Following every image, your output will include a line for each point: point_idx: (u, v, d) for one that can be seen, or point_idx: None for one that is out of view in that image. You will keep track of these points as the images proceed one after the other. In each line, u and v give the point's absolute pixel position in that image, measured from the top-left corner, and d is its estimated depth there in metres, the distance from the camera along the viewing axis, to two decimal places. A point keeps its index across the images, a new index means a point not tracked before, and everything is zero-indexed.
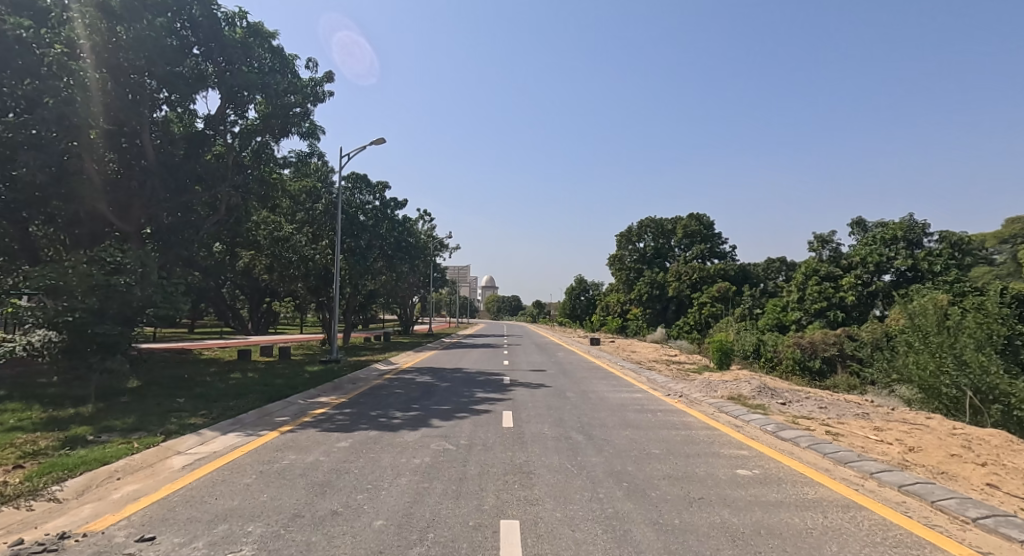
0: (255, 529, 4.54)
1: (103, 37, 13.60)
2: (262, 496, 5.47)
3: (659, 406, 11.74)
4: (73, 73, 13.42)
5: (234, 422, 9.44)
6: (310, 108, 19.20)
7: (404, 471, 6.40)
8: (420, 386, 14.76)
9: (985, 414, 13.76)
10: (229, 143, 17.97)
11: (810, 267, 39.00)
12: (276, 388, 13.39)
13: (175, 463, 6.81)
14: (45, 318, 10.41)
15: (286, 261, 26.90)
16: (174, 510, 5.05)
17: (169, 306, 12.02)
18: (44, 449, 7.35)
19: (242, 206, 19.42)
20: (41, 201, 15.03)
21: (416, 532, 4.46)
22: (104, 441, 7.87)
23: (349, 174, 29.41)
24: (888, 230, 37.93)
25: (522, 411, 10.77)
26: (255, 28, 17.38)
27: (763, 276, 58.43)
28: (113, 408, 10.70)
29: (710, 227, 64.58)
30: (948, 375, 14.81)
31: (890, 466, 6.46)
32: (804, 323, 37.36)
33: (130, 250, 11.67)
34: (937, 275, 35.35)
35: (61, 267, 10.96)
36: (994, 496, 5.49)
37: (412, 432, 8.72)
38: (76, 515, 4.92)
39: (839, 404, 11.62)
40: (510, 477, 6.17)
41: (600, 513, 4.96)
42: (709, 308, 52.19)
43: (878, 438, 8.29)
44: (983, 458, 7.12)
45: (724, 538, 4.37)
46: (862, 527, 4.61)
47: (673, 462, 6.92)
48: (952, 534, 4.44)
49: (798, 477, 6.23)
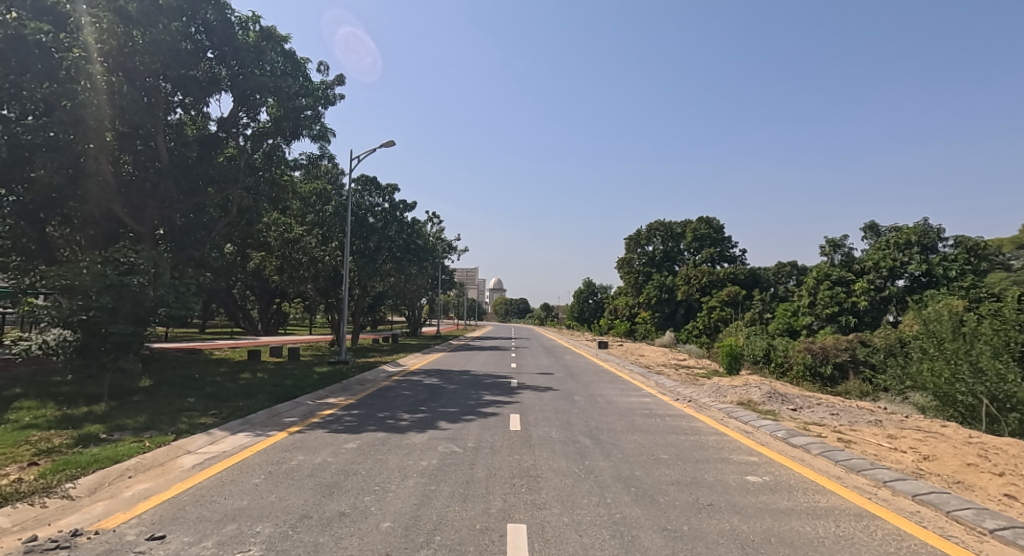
0: (264, 530, 4.54)
1: (119, 41, 13.86)
2: (270, 497, 5.49)
3: (668, 411, 11.65)
4: (89, 76, 13.55)
5: (243, 421, 9.50)
6: (321, 110, 19.42)
7: (412, 473, 6.42)
8: (428, 388, 14.73)
9: (1002, 423, 13.63)
10: (241, 145, 18.09)
11: (821, 272, 38.51)
12: (285, 389, 13.40)
13: (186, 463, 6.85)
14: (60, 317, 10.54)
15: (296, 262, 27.29)
16: (183, 509, 5.07)
17: (181, 306, 12.09)
18: (58, 447, 7.42)
19: (253, 207, 19.49)
20: (58, 202, 15.17)
21: (423, 535, 4.44)
22: (117, 440, 7.93)
23: (360, 175, 29.54)
24: (902, 235, 37.63)
25: (529, 415, 10.73)
26: (268, 31, 17.58)
27: (774, 280, 57.70)
28: (125, 407, 10.76)
29: (720, 231, 64.40)
30: (964, 382, 14.63)
31: (904, 475, 6.40)
32: (815, 328, 36.73)
33: (143, 251, 11.85)
34: (952, 280, 34.98)
35: (75, 267, 11.01)
36: (1012, 508, 5.40)
37: (420, 435, 8.70)
38: (88, 513, 4.96)
39: (850, 411, 11.48)
40: (518, 481, 6.15)
41: (608, 518, 4.93)
42: (719, 312, 51.60)
43: (892, 446, 8.20)
44: (1000, 467, 7.01)
45: (734, 545, 4.33)
46: (875, 537, 4.55)
47: (682, 468, 6.86)
48: (969, 546, 4.37)
49: (809, 485, 6.15)
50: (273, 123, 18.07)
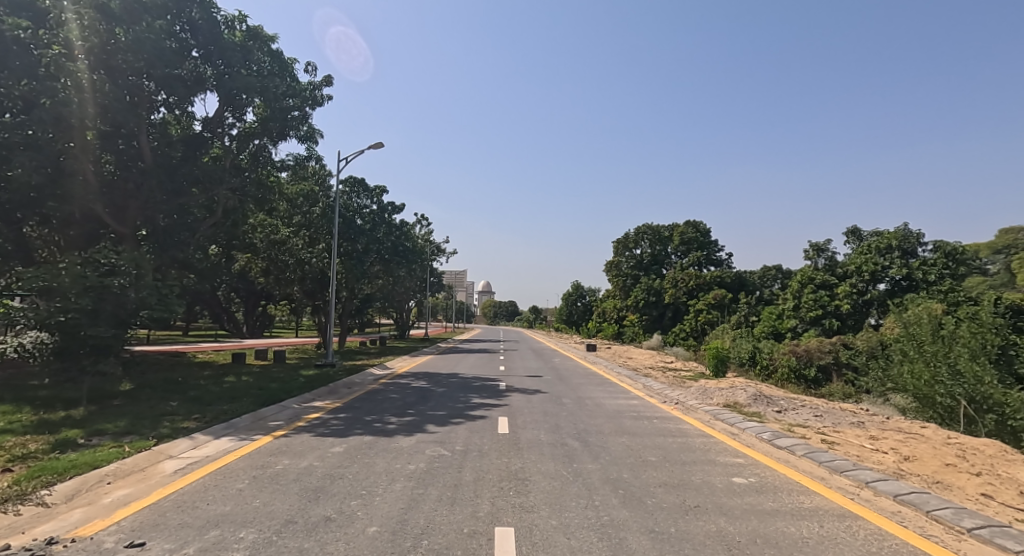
0: (248, 535, 4.46)
1: (101, 38, 13.63)
2: (255, 502, 5.39)
3: (654, 413, 11.66)
4: (71, 74, 13.33)
5: (227, 426, 9.34)
6: (308, 111, 19.23)
7: (399, 477, 6.34)
8: (416, 391, 14.63)
9: (978, 424, 13.86)
10: (227, 145, 17.95)
11: (805, 275, 38.75)
12: (271, 393, 13.24)
13: (167, 468, 6.71)
14: (37, 319, 10.28)
15: (282, 264, 26.97)
16: (165, 515, 4.97)
17: (164, 309, 11.95)
18: (33, 452, 7.26)
19: (238, 208, 19.21)
20: (36, 202, 14.82)
21: (410, 539, 4.38)
22: (95, 445, 7.78)
23: (347, 177, 29.34)
24: (883, 240, 38.06)
25: (518, 418, 10.66)
26: (254, 31, 17.38)
27: (759, 284, 57.97)
28: (105, 411, 10.56)
29: (707, 234, 64.88)
30: (942, 384, 14.87)
31: (885, 475, 6.44)
32: (799, 331, 37.16)
33: (124, 253, 11.68)
34: (931, 284, 35.49)
35: (54, 269, 10.84)
36: (988, 506, 5.45)
37: (407, 438, 8.62)
38: (65, 520, 4.83)
39: (834, 413, 11.58)
40: (505, 484, 6.10)
41: (596, 521, 4.90)
42: (705, 315, 51.83)
43: (874, 447, 8.27)
44: (978, 467, 7.08)
45: (719, 546, 4.31)
46: (857, 537, 4.56)
47: (669, 470, 6.85)
48: (948, 545, 4.38)
49: (794, 486, 6.16)
50: (260, 124, 17.93)
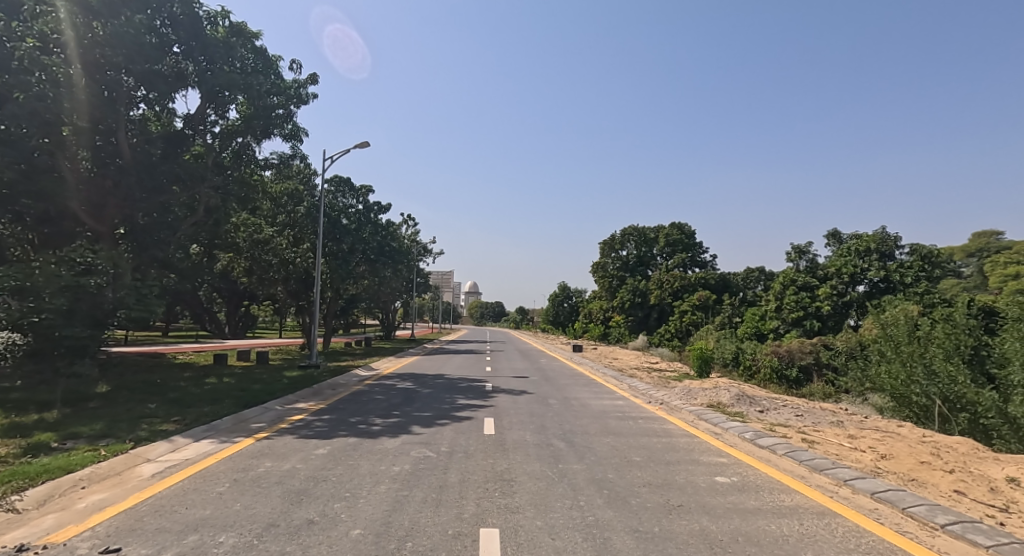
0: (227, 539, 4.35)
1: (77, 32, 13.32)
2: (236, 505, 5.28)
3: (639, 413, 11.67)
4: (45, 67, 13.02)
5: (208, 428, 9.17)
6: (293, 109, 19.02)
7: (383, 479, 6.25)
8: (401, 392, 14.51)
9: (953, 422, 14.14)
10: (209, 143, 17.71)
11: (787, 276, 39.01)
12: (253, 395, 13.03)
13: (144, 471, 6.56)
14: (8, 320, 10.00)
15: (265, 264, 26.67)
16: (142, 520, 4.84)
17: (142, 308, 11.76)
18: (4, 457, 7.06)
19: (220, 207, 18.93)
20: (10, 199, 14.35)
21: (394, 541, 4.31)
22: (70, 449, 7.58)
23: (332, 177, 29.13)
24: (862, 242, 38.53)
25: (503, 418, 10.61)
26: (238, 27, 17.08)
27: (742, 285, 58.57)
28: (80, 414, 10.32)
29: (692, 236, 65.33)
30: (918, 384, 15.13)
31: (863, 473, 6.48)
32: (781, 331, 37.56)
33: (101, 250, 11.42)
34: (908, 286, 36.10)
35: (27, 267, 10.55)
36: (961, 503, 5.51)
37: (392, 439, 8.53)
38: (37, 526, 4.69)
39: (815, 412, 11.67)
40: (490, 485, 6.04)
41: (581, 521, 4.86)
42: (690, 316, 52.20)
43: (852, 446, 8.34)
44: (952, 465, 7.17)
45: (704, 546, 4.28)
46: (836, 534, 4.57)
47: (653, 470, 6.84)
48: (922, 540, 4.41)
49: (775, 485, 6.18)
50: (243, 122, 17.71)
